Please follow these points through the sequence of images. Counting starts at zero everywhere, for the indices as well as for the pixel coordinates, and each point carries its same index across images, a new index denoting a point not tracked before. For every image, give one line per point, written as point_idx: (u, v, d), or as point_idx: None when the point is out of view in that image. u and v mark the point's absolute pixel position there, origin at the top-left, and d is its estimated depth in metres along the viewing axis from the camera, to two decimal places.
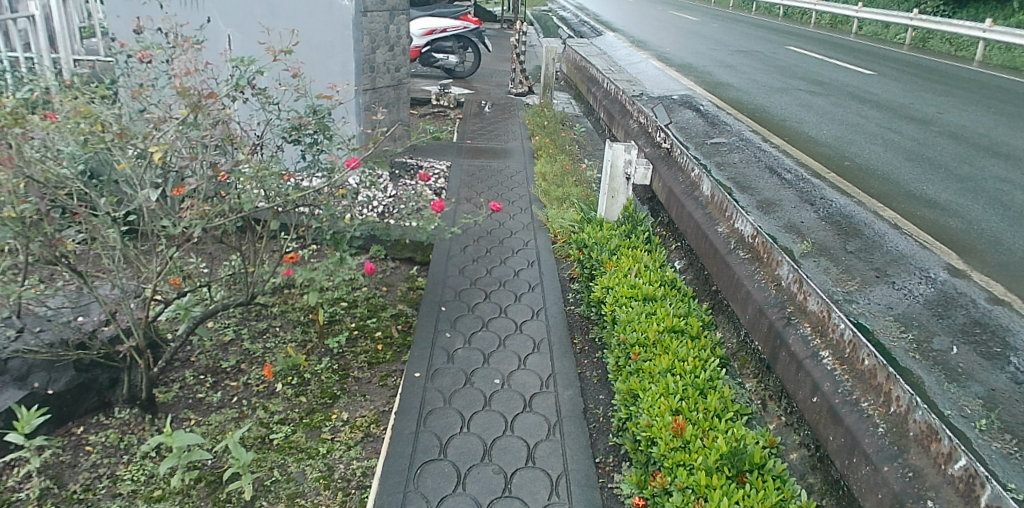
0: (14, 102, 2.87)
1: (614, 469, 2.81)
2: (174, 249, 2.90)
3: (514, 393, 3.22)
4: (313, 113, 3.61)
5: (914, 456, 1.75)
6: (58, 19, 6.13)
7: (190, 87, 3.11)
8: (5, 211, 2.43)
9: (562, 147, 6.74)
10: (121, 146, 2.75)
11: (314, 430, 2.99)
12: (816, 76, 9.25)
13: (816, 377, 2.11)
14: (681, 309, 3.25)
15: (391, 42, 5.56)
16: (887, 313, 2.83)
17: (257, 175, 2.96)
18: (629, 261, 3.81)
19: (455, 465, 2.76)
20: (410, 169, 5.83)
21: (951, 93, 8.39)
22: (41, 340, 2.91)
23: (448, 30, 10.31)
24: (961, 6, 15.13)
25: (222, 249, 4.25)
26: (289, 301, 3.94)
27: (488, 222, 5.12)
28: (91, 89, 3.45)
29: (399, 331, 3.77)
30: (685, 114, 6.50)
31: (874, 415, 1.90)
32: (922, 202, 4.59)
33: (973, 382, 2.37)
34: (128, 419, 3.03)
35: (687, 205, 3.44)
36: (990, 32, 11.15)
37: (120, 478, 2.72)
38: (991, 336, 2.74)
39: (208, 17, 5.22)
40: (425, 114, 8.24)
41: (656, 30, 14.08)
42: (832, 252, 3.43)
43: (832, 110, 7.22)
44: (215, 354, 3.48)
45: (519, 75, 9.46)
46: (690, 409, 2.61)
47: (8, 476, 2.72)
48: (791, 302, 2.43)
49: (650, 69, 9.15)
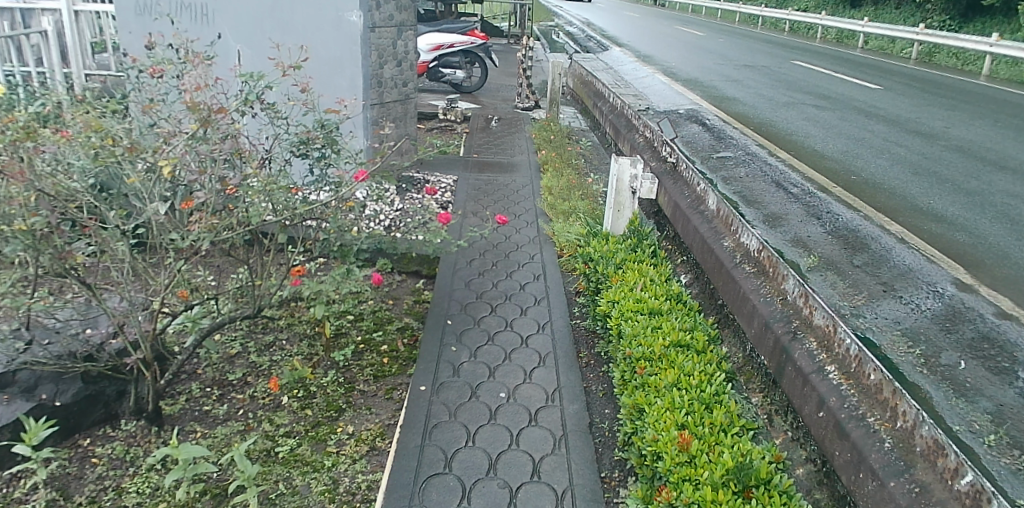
0: (26, 117, 2.88)
1: (619, 483, 2.79)
2: (183, 262, 2.91)
3: (519, 407, 3.22)
4: (322, 127, 3.63)
5: (922, 472, 1.74)
6: (70, 35, 6.31)
7: (200, 102, 3.13)
8: (16, 224, 2.49)
9: (568, 162, 6.77)
10: (131, 160, 2.79)
11: (319, 443, 2.99)
12: (823, 90, 9.28)
13: (822, 391, 2.09)
14: (686, 323, 3.24)
15: (400, 56, 5.62)
16: (895, 328, 2.82)
17: (265, 189, 2.98)
18: (635, 274, 3.82)
19: (460, 479, 2.75)
20: (417, 183, 5.87)
21: (959, 107, 8.40)
22: (49, 352, 2.92)
23: (456, 45, 10.36)
24: (966, 21, 15.22)
25: (230, 262, 4.26)
26: (296, 314, 3.96)
27: (495, 236, 5.14)
28: (103, 104, 3.49)
29: (405, 345, 3.77)
30: (691, 129, 6.53)
31: (880, 430, 1.88)
32: (929, 216, 4.59)
33: (981, 397, 2.36)
34: (133, 432, 3.05)
35: (692, 218, 3.45)
36: (996, 47, 11.14)
37: (126, 490, 2.72)
38: (1000, 351, 2.72)
39: (219, 33, 5.31)
40: (433, 128, 8.28)
41: (661, 45, 14.18)
42: (839, 266, 3.43)
43: (839, 124, 7.24)
44: (221, 366, 3.49)
45: (525, 90, 9.55)
46: (695, 423, 2.61)
47: (15, 488, 2.74)
48: (797, 316, 2.42)
49: (656, 84, 9.20)
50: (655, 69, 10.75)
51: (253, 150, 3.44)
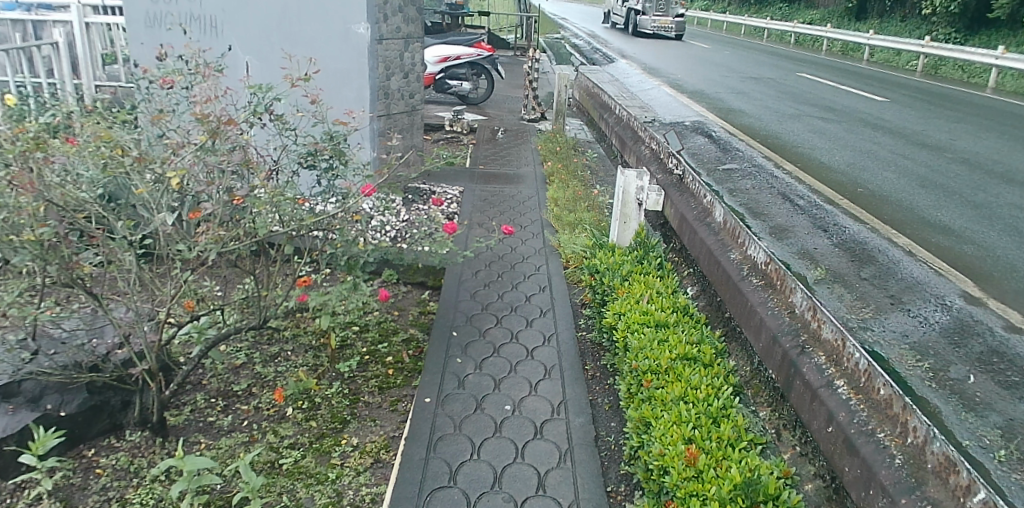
0: (35, 127, 2.87)
1: (625, 498, 2.77)
2: (189, 273, 2.91)
3: (525, 419, 3.20)
4: (330, 139, 3.61)
5: (934, 489, 1.72)
6: (81, 47, 6.38)
7: (210, 113, 3.14)
8: (25, 234, 2.49)
9: (574, 174, 6.79)
10: (139, 170, 2.79)
11: (323, 455, 2.98)
12: (828, 102, 9.29)
13: (831, 406, 2.08)
14: (693, 336, 3.22)
15: (406, 68, 5.69)
16: (903, 342, 2.80)
17: (272, 200, 2.99)
18: (641, 286, 3.81)
19: (465, 493, 2.73)
20: (423, 194, 5.88)
21: (965, 119, 8.39)
22: (54, 362, 2.92)
23: (462, 57, 10.38)
24: (971, 33, 15.20)
25: (236, 272, 4.25)
26: (301, 325, 3.97)
27: (501, 247, 5.14)
28: (113, 114, 3.49)
29: (410, 356, 3.76)
30: (697, 140, 6.54)
31: (890, 446, 1.86)
32: (937, 229, 4.56)
33: (991, 412, 2.34)
34: (138, 442, 3.04)
35: (699, 230, 3.43)
36: (1002, 59, 11.14)
37: (129, 501, 2.71)
38: (1010, 365, 2.69)
39: (229, 45, 5.33)
40: (438, 139, 8.29)
41: (667, 57, 14.22)
42: (846, 279, 3.41)
43: (846, 136, 7.23)
44: (226, 377, 3.49)
45: (530, 101, 9.53)
46: (703, 437, 2.59)
47: (19, 499, 2.73)
48: (805, 330, 2.40)
49: (662, 96, 9.22)
50: (662, 80, 10.79)
51: (261, 161, 3.44)
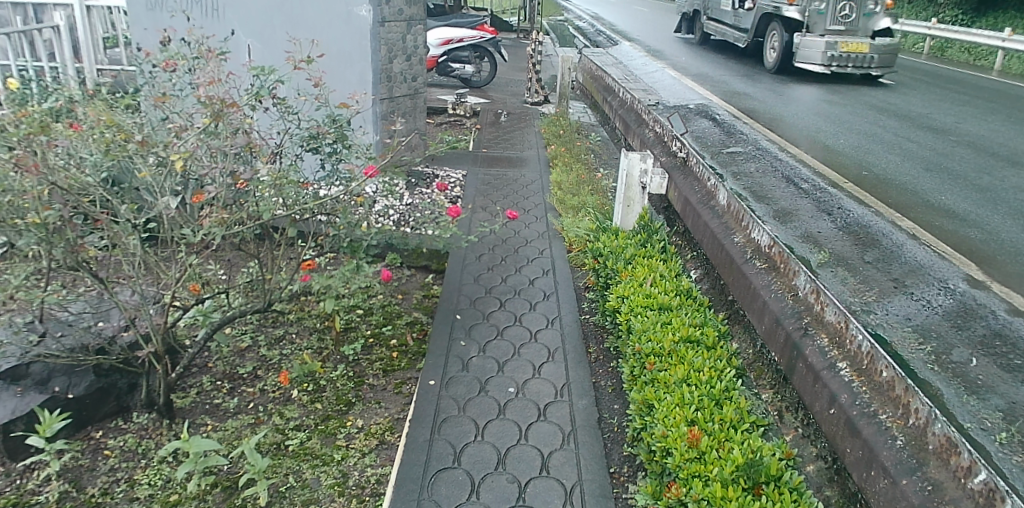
0: (39, 111, 2.88)
1: (628, 479, 2.79)
2: (194, 256, 2.89)
3: (528, 402, 3.22)
4: (332, 123, 3.61)
5: (934, 470, 1.72)
6: (82, 30, 6.35)
7: (212, 96, 3.16)
8: (30, 217, 2.50)
9: (577, 157, 6.78)
10: (142, 154, 2.80)
11: (328, 437, 3.00)
12: (833, 84, 9.23)
13: (833, 388, 2.09)
14: (696, 319, 3.23)
15: (409, 51, 5.64)
16: (905, 325, 2.80)
17: (275, 183, 2.98)
18: (644, 269, 3.81)
19: (469, 474, 2.76)
20: (426, 178, 5.88)
21: (971, 102, 8.33)
22: (61, 344, 2.94)
23: (465, 40, 10.31)
24: (979, 16, 15.03)
25: (241, 256, 4.26)
26: (306, 308, 3.98)
27: (504, 230, 5.15)
28: (116, 99, 3.48)
29: (414, 338, 3.78)
30: (701, 124, 6.51)
31: (892, 428, 1.87)
32: (942, 213, 4.54)
33: (992, 394, 2.34)
34: (146, 424, 3.07)
35: (703, 214, 3.42)
36: (1009, 42, 11.03)
37: (137, 482, 2.75)
38: (1012, 348, 2.69)
39: (231, 30, 5.32)
40: (442, 123, 8.17)
41: (671, 40, 14.13)
42: (849, 262, 3.41)
43: (851, 119, 7.19)
44: (232, 360, 3.51)
45: (535, 84, 9.53)
46: (705, 420, 2.60)
47: (28, 480, 2.77)
48: (808, 313, 2.40)
49: (666, 78, 9.17)
50: (666, 63, 10.73)
51: (264, 145, 3.44)
